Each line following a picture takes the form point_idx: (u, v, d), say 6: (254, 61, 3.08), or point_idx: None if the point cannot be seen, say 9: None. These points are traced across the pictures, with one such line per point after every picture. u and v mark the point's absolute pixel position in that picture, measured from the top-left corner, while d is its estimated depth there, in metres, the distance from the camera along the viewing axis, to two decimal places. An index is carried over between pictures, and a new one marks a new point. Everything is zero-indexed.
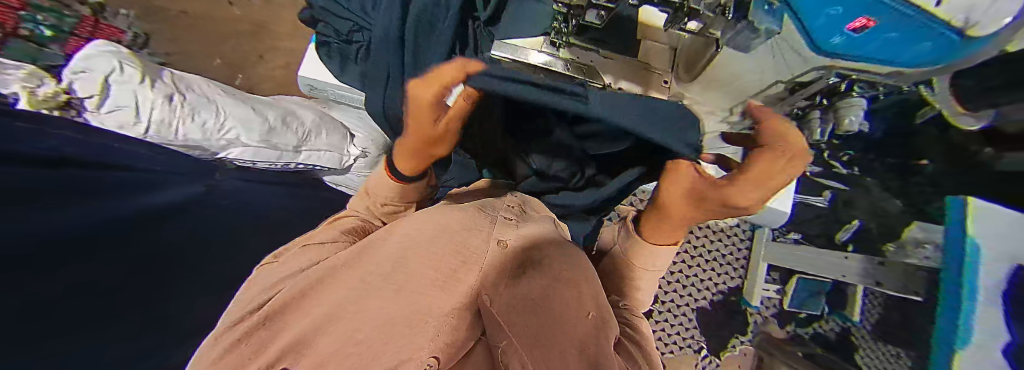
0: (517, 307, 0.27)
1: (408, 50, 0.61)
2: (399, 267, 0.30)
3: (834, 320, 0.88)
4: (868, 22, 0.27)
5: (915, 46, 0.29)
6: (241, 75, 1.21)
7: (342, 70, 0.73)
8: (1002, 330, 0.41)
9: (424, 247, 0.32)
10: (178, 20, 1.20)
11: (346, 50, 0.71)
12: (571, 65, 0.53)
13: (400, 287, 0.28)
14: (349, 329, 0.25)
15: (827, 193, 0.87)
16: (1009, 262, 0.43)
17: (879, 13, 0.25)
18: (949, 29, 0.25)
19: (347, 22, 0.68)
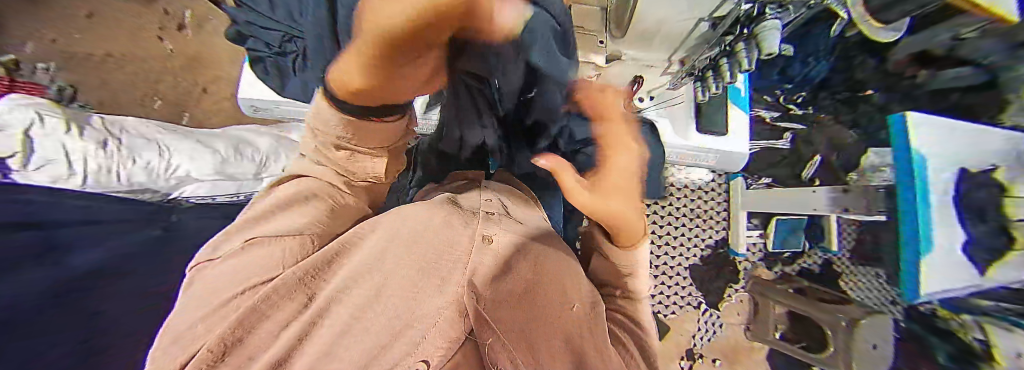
0: (508, 302, 0.23)
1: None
2: (378, 267, 0.24)
3: (817, 253, 0.96)
4: None
5: None
6: (187, 112, 1.14)
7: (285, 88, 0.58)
8: (961, 231, 0.51)
9: (403, 239, 0.28)
10: (105, 66, 1.12)
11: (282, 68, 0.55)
12: None
13: (378, 291, 0.22)
14: (351, 342, 0.18)
15: (787, 134, 0.93)
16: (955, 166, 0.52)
17: None
18: None
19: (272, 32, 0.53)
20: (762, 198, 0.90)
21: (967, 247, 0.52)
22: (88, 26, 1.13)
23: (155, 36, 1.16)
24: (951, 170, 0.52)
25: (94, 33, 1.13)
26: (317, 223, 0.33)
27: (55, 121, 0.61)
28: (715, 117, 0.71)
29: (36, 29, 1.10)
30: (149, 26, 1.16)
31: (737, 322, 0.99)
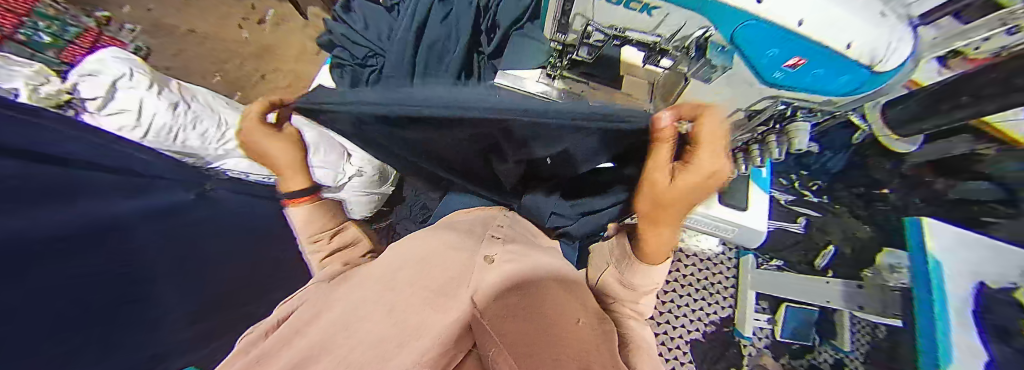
0: (514, 316, 0.18)
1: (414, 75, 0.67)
2: (393, 286, 0.25)
3: (826, 349, 0.91)
4: (798, 59, 0.39)
5: (837, 79, 0.41)
6: (239, 92, 1.22)
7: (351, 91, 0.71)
8: (980, 347, 0.49)
9: (410, 268, 0.28)
10: (182, 38, 1.25)
11: (358, 74, 0.74)
12: (565, 94, 0.57)
13: (393, 307, 0.22)
14: (350, 345, 0.17)
15: (802, 219, 0.88)
16: (968, 280, 0.52)
17: (803, 47, 0.37)
18: (864, 65, 0.38)
19: (363, 49, 0.74)
20: (775, 281, 0.87)
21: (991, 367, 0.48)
22: (185, 5, 1.30)
23: (236, 24, 1.31)
24: (966, 283, 0.52)
25: (188, 12, 1.29)
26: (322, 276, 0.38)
27: (141, 77, 0.68)
28: (736, 192, 0.64)
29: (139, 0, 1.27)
30: (234, 16, 1.32)
31: None
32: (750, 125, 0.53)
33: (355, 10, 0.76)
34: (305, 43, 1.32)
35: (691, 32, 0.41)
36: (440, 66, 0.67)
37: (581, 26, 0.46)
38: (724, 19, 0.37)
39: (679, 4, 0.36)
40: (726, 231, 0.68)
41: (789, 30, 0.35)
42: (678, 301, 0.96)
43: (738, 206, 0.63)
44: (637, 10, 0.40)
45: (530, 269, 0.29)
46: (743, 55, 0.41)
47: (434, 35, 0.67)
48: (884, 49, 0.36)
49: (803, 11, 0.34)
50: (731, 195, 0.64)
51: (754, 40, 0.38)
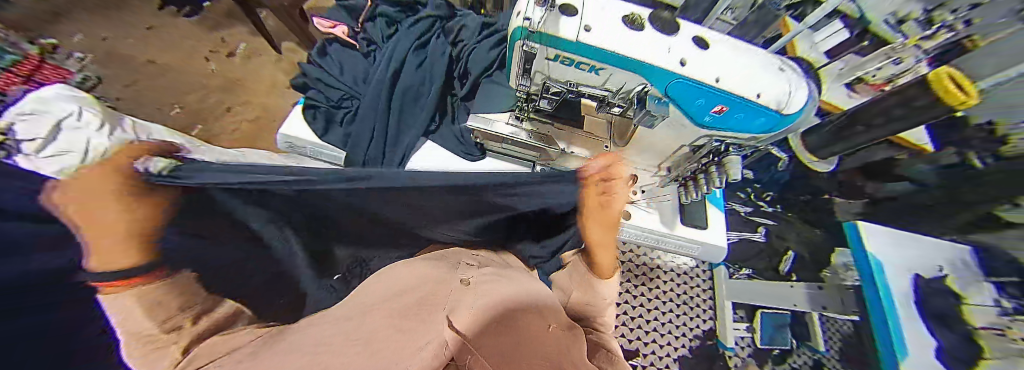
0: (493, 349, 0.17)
1: (393, 113, 0.73)
2: (367, 316, 0.25)
3: (804, 351, 0.96)
4: (722, 107, 0.44)
5: (754, 121, 0.45)
6: (201, 126, 1.14)
7: (325, 130, 0.69)
8: (925, 333, 0.54)
9: (389, 301, 0.28)
10: (141, 69, 1.19)
11: (332, 113, 0.73)
12: (533, 135, 0.58)
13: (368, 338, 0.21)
14: (331, 356, 0.18)
15: (762, 228, 0.97)
16: (901, 270, 0.59)
17: (725, 98, 0.42)
18: (773, 110, 0.42)
19: (339, 91, 0.78)
20: (747, 289, 0.90)
21: (940, 354, 0.53)
22: (148, 36, 1.26)
23: (204, 57, 1.28)
24: (902, 275, 0.59)
25: (150, 44, 1.25)
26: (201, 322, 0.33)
27: (89, 116, 0.65)
28: (695, 212, 0.67)
29: (95, 31, 1.21)
30: (202, 49, 1.29)
31: None
32: (693, 157, 0.56)
33: (333, 60, 0.83)
34: (277, 77, 1.30)
35: (632, 88, 0.46)
36: (416, 105, 0.75)
37: (541, 80, 0.50)
38: (659, 77, 0.42)
39: (616, 62, 0.42)
40: (694, 251, 0.70)
41: (710, 86, 0.41)
42: (662, 320, 0.96)
43: (695, 225, 0.65)
44: (586, 70, 0.45)
45: (512, 289, 0.30)
46: (677, 105, 0.45)
47: (411, 79, 0.76)
48: (785, 98, 0.42)
49: (716, 71, 0.41)
50: (691, 216, 0.66)
51: (683, 92, 0.43)
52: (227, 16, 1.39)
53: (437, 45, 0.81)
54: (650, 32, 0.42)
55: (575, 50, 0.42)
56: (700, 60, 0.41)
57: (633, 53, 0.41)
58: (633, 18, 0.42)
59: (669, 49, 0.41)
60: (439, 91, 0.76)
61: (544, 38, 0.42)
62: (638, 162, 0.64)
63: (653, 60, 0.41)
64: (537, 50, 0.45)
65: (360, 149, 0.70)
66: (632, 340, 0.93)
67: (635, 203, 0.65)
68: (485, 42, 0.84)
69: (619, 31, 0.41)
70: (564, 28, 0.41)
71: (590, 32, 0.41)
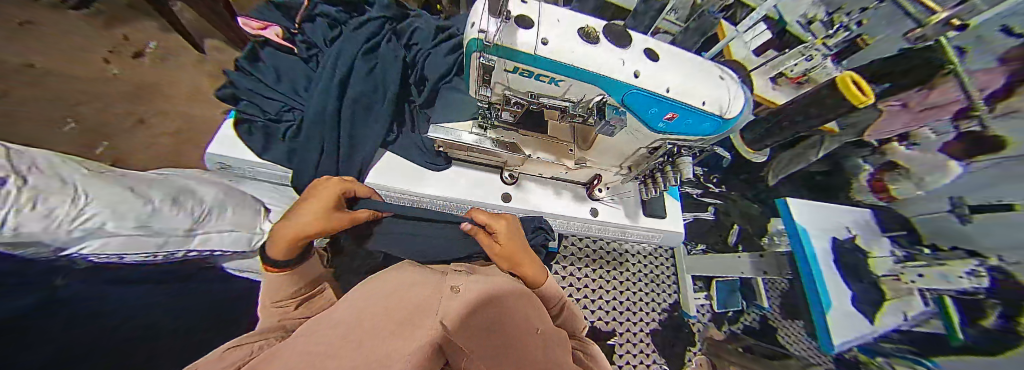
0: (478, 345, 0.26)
1: (344, 126, 0.65)
2: (364, 320, 0.30)
3: (753, 311, 1.10)
4: (673, 114, 0.43)
5: (702, 127, 0.44)
6: (108, 142, 0.90)
7: (265, 148, 0.61)
8: (844, 287, 0.64)
9: (374, 297, 0.33)
10: (11, 75, 0.92)
11: (271, 128, 0.65)
12: (498, 144, 0.55)
13: (361, 342, 0.27)
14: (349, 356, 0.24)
15: (711, 208, 1.07)
16: (824, 237, 0.69)
17: (676, 107, 0.41)
18: (717, 117, 0.42)
19: (277, 103, 0.69)
20: (702, 264, 1.01)
21: (855, 302, 0.64)
22: (18, 35, 1.00)
23: (102, 60, 1.04)
24: (825, 241, 0.68)
25: (20, 44, 0.98)
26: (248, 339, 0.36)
27: None
28: (656, 203, 0.72)
29: None
30: (98, 51, 1.05)
31: None
32: (653, 160, 0.54)
33: (267, 65, 0.73)
34: (204, 82, 1.11)
35: (590, 98, 0.44)
36: (371, 115, 0.68)
37: (501, 91, 0.48)
38: (612, 89, 0.41)
39: (571, 74, 0.40)
40: (655, 237, 0.76)
41: (660, 95, 0.41)
42: (634, 300, 1.03)
43: (651, 213, 0.71)
44: (546, 82, 0.44)
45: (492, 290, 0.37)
46: (635, 113, 0.44)
47: (362, 87, 0.69)
48: (727, 103, 0.42)
49: (666, 81, 0.40)
50: (652, 207, 0.71)
51: (637, 102, 0.42)
52: (129, 12, 1.16)
53: (386, 50, 0.75)
54: (604, 43, 0.40)
55: (530, 63, 0.40)
56: (653, 70, 0.40)
57: (586, 64, 0.39)
58: (588, 29, 0.41)
59: (621, 60, 0.40)
60: (394, 99, 0.70)
61: (497, 50, 0.39)
62: (602, 166, 0.62)
63: (607, 70, 0.39)
64: (494, 62, 0.42)
65: (308, 165, 0.62)
66: (609, 322, 0.99)
67: (601, 199, 0.70)
68: (440, 47, 0.81)
69: (570, 42, 0.39)
70: (520, 39, 0.38)
71: (545, 44, 0.39)
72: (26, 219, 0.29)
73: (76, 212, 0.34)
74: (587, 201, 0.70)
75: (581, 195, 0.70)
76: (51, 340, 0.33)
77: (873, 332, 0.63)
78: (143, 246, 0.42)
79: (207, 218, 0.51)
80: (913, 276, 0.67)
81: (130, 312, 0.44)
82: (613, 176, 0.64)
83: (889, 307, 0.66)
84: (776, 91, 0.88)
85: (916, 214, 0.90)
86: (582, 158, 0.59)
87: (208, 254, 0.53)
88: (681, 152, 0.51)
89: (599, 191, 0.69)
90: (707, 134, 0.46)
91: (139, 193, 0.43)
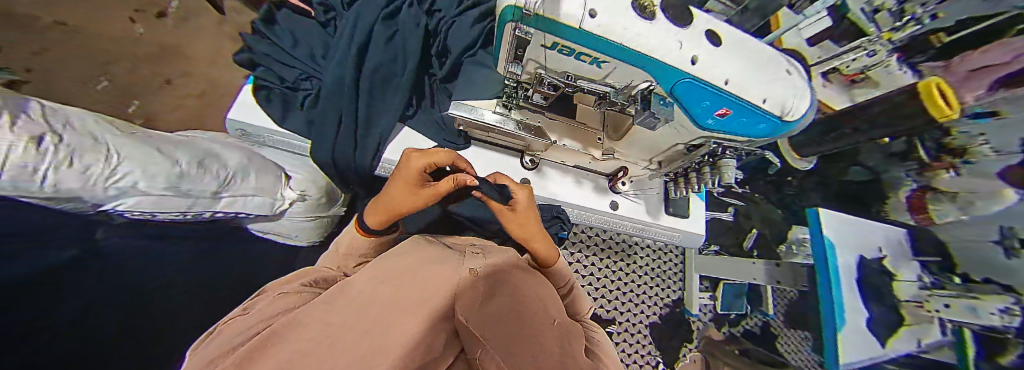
0: (492, 323, 0.27)
1: (361, 98, 0.64)
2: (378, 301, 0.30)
3: (756, 316, 1.10)
4: (725, 110, 0.39)
5: (755, 127, 0.41)
6: (137, 101, 0.93)
7: (284, 116, 0.63)
8: (862, 308, 0.62)
9: (389, 283, 0.34)
10: (44, 28, 0.95)
11: (290, 97, 0.66)
12: (521, 126, 0.53)
13: (370, 328, 0.26)
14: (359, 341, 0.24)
15: (731, 208, 1.01)
16: (852, 253, 0.65)
17: (730, 101, 0.37)
18: (777, 117, 0.38)
19: (295, 70, 0.68)
20: (713, 264, 0.98)
21: (870, 323, 0.61)
22: None
23: (127, 16, 1.04)
24: (852, 256, 0.65)
25: None
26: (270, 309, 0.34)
27: None
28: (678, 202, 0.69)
29: None
30: (123, 7, 1.05)
31: None
32: (691, 157, 0.52)
33: (283, 29, 0.71)
34: (224, 43, 1.10)
35: (634, 85, 0.41)
36: (389, 90, 0.66)
37: (534, 69, 0.44)
38: (659, 76, 0.37)
39: (618, 55, 0.36)
40: (670, 235, 0.74)
41: (718, 87, 0.37)
42: (638, 293, 1.04)
43: (671, 212, 0.69)
44: (587, 62, 0.39)
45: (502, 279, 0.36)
46: (682, 105, 0.40)
47: (379, 57, 0.66)
48: (791, 102, 0.38)
49: (727, 72, 0.36)
50: (674, 206, 0.69)
51: (686, 93, 0.38)
52: None
53: (407, 15, 0.69)
54: (661, 21, 0.35)
55: (574, 40, 0.36)
56: (712, 58, 0.36)
57: (638, 44, 0.35)
58: (645, 3, 0.35)
59: (678, 42, 0.36)
60: (413, 72, 0.67)
61: (538, 21, 0.35)
62: (630, 158, 0.60)
63: (662, 53, 0.35)
64: (532, 36, 0.37)
65: (325, 138, 0.64)
66: (609, 310, 1.01)
67: (623, 193, 0.68)
68: (466, 16, 0.74)
69: (623, 17, 0.34)
70: (566, 10, 0.33)
71: (594, 17, 0.34)
72: (65, 176, 0.31)
73: (109, 171, 0.36)
74: (609, 194, 0.68)
75: (603, 186, 0.69)
76: (84, 297, 0.36)
77: (883, 354, 0.62)
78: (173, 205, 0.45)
79: (232, 181, 0.53)
80: (939, 305, 0.64)
81: (153, 270, 0.47)
82: (639, 168, 0.63)
83: (903, 333, 0.64)
84: (825, 89, 0.82)
85: (954, 239, 0.85)
86: (610, 149, 0.57)
87: (233, 216, 0.57)
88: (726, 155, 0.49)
89: (622, 184, 0.67)
90: (757, 135, 0.42)
91: (167, 155, 0.44)
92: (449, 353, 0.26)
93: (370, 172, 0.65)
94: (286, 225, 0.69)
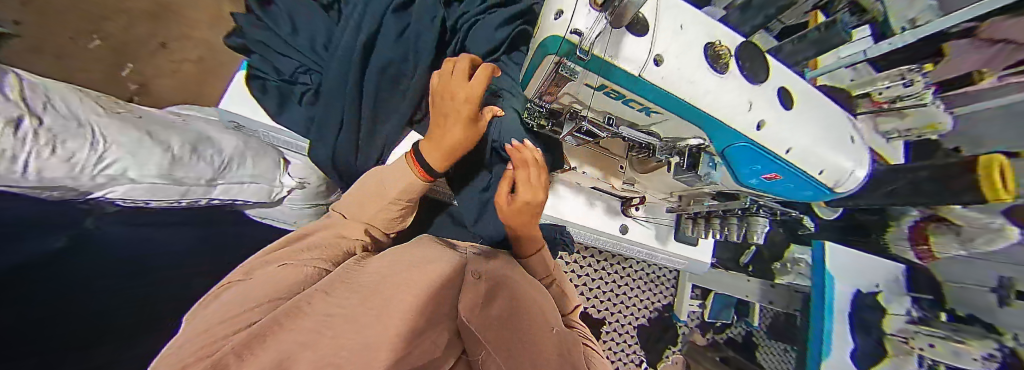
0: (496, 328, 0.27)
1: (366, 99, 0.60)
2: (378, 295, 0.29)
3: (739, 325, 1.11)
4: (775, 175, 0.35)
5: (801, 194, 0.39)
6: None
7: (280, 109, 0.63)
8: (848, 337, 0.63)
9: (389, 271, 0.34)
10: None
11: (287, 92, 0.65)
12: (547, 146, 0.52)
13: (380, 312, 0.26)
14: (363, 325, 0.24)
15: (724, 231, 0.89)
16: (849, 285, 0.65)
17: (786, 170, 0.34)
18: (826, 187, 0.36)
19: (292, 62, 0.63)
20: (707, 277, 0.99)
21: (853, 353, 0.62)
22: None
23: None
24: (847, 287, 0.65)
25: None
26: (262, 277, 0.31)
27: None
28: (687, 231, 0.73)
29: None
30: None
31: None
32: (719, 204, 0.57)
33: (283, 10, 0.65)
34: None
35: (684, 137, 0.36)
36: (397, 91, 0.63)
37: (567, 102, 0.35)
38: (719, 137, 0.31)
39: (679, 112, 0.29)
40: (679, 262, 0.79)
41: (778, 157, 0.33)
42: (630, 296, 1.07)
43: (681, 238, 0.73)
44: (635, 108, 0.32)
45: (504, 284, 0.36)
46: (732, 168, 0.36)
47: (389, 54, 0.60)
48: (845, 176, 0.36)
49: (791, 141, 0.32)
50: (682, 233, 0.73)
51: (740, 158, 0.33)
52: None
53: (424, 5, 0.61)
54: (733, 73, 0.29)
55: (636, 91, 0.27)
56: (781, 124, 0.31)
57: (710, 105, 0.28)
58: (720, 48, 0.28)
59: (750, 104, 0.30)
60: (426, 74, 0.62)
61: (591, 64, 0.25)
62: (650, 189, 0.65)
63: (734, 116, 0.29)
64: (577, 76, 0.27)
65: (326, 140, 0.61)
66: (600, 310, 1.04)
67: (633, 217, 0.71)
68: (492, 15, 0.65)
69: (692, 70, 0.26)
70: (630, 53, 0.25)
71: (659, 66, 0.25)
72: (48, 164, 0.30)
73: (97, 157, 0.35)
74: (621, 216, 0.71)
75: (614, 208, 0.71)
76: (68, 291, 0.34)
77: None
78: (163, 193, 0.44)
79: (229, 167, 0.54)
80: (923, 343, 0.62)
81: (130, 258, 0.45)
82: (658, 197, 0.68)
83: (886, 364, 0.65)
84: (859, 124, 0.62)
85: (953, 282, 0.80)
86: (632, 179, 0.63)
87: (229, 202, 0.58)
88: (757, 211, 0.53)
89: (634, 210, 0.70)
90: (797, 198, 0.40)
91: (157, 139, 0.44)
92: (450, 355, 0.27)
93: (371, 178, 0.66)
94: (285, 211, 0.70)
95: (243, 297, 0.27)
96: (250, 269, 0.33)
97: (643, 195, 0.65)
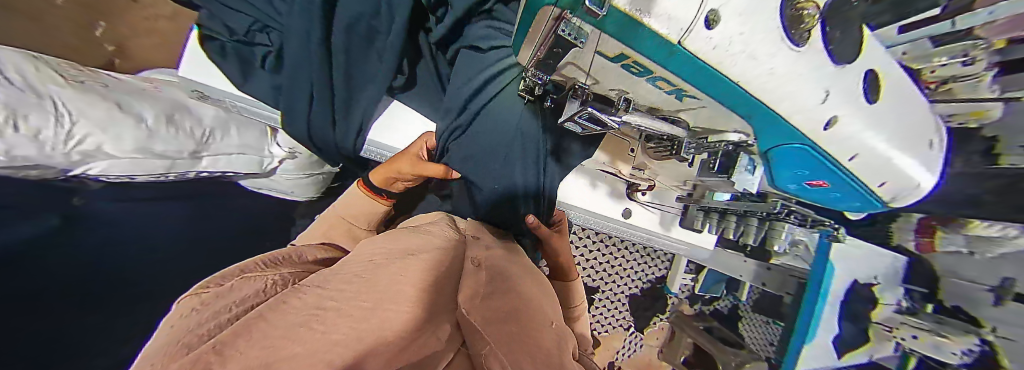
0: (496, 319, 0.27)
1: (337, 60, 0.56)
2: (379, 287, 0.26)
3: (727, 298, 1.11)
4: (824, 183, 0.32)
5: (848, 202, 0.36)
6: None
7: (244, 78, 0.58)
8: (834, 327, 0.64)
9: (380, 259, 0.32)
10: None
11: (246, 54, 0.59)
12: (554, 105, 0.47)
13: (376, 305, 0.24)
14: (371, 314, 0.23)
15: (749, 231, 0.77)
16: (848, 279, 0.64)
17: (840, 180, 0.31)
18: (879, 199, 0.34)
19: (245, 17, 0.56)
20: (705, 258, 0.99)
21: (835, 340, 0.64)
22: None
23: None
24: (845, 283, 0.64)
25: None
26: (248, 280, 0.28)
27: None
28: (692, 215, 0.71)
29: None
30: None
31: (655, 345, 1.15)
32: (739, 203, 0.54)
33: None
34: None
35: (724, 130, 0.33)
36: (372, 52, 0.57)
37: (572, 73, 0.31)
38: (771, 134, 0.27)
39: (716, 98, 0.24)
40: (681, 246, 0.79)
41: (839, 164, 0.29)
42: (625, 269, 1.10)
43: (686, 222, 0.71)
44: (662, 88, 0.27)
45: (504, 277, 0.35)
46: (773, 169, 0.33)
47: (354, 9, 0.53)
48: (907, 191, 0.33)
49: (860, 145, 0.28)
50: (687, 215, 0.71)
51: (784, 160, 0.30)
52: None
53: None
54: (816, 43, 0.22)
55: (671, 69, 0.22)
56: (855, 124, 0.26)
57: (775, 98, 0.23)
58: (803, 6, 0.22)
59: (826, 94, 0.24)
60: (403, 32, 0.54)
61: (613, 23, 0.19)
62: (664, 175, 0.61)
63: (802, 110, 0.24)
64: (587, 38, 0.22)
65: (301, 110, 0.58)
66: (594, 279, 1.08)
67: (639, 201, 0.69)
68: None
69: (764, 37, 0.20)
70: (672, 8, 0.18)
71: (709, 30, 0.19)
72: (17, 142, 0.28)
73: (66, 132, 0.32)
74: (625, 200, 0.69)
75: (619, 191, 0.69)
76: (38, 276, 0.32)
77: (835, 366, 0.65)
78: (148, 167, 0.42)
79: (212, 139, 0.51)
80: (907, 334, 0.62)
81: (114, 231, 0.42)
82: (672, 184, 0.65)
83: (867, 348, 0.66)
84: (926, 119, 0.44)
85: (951, 274, 0.66)
86: (643, 164, 0.60)
87: (219, 174, 0.56)
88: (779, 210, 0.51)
89: (641, 194, 0.68)
90: (836, 203, 0.38)
91: (129, 111, 0.40)
92: (449, 348, 0.26)
93: (353, 153, 0.65)
94: (280, 181, 0.67)
95: (225, 299, 0.24)
96: (241, 272, 0.30)
97: (652, 182, 0.64)
